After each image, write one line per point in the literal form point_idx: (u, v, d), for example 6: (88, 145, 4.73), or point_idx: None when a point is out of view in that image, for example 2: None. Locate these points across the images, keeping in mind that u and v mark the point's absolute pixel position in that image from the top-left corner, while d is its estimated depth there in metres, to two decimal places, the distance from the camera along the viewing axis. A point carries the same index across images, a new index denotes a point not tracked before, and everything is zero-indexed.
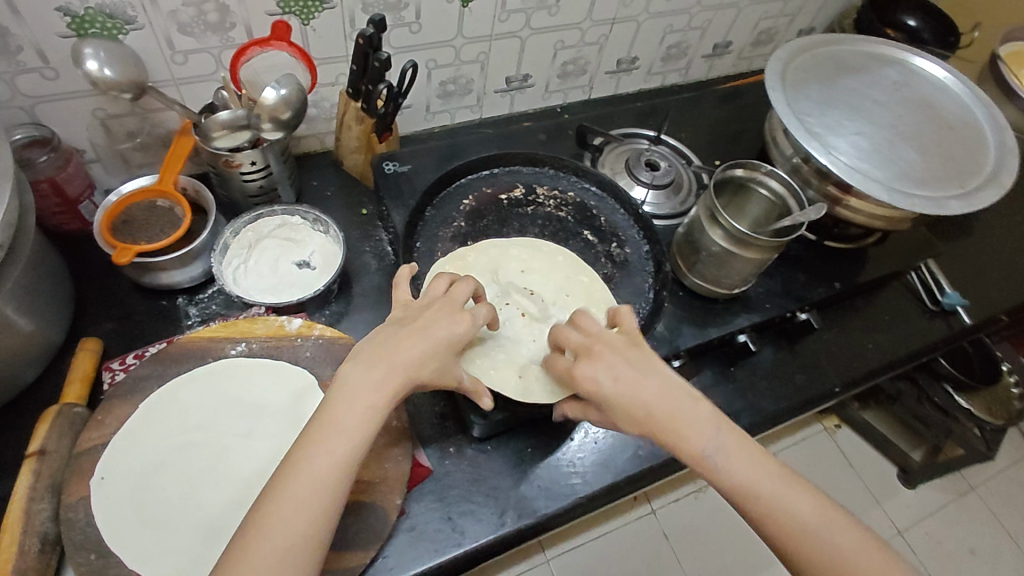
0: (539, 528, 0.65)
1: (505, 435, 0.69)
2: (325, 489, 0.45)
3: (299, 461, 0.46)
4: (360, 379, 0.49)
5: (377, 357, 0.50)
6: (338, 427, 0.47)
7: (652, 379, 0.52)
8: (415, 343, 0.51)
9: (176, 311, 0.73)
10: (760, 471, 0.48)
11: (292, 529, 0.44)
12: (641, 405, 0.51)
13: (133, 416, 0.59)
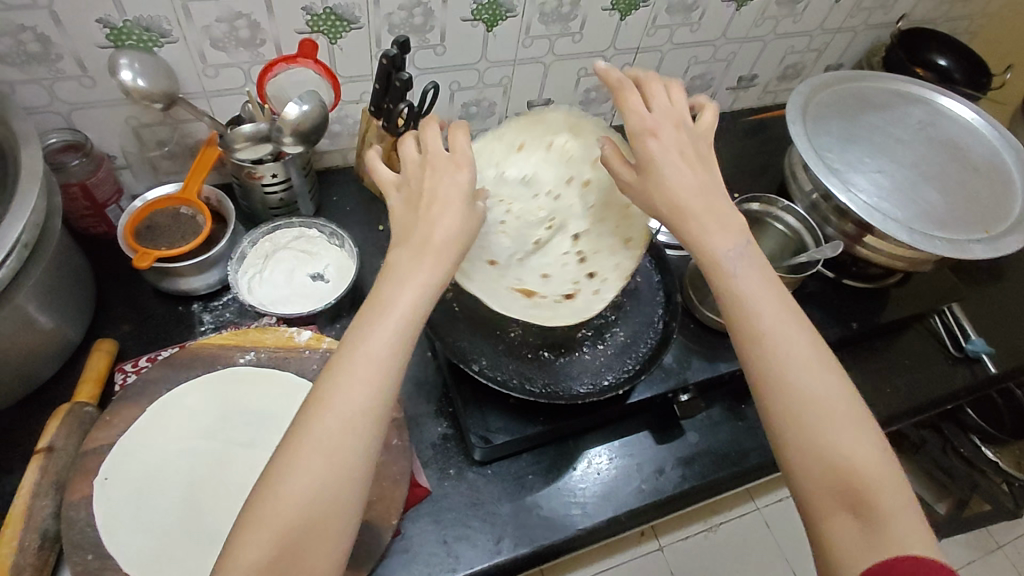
0: (536, 557, 0.64)
1: (506, 459, 0.69)
2: (379, 387, 0.44)
3: (346, 362, 0.45)
4: (405, 276, 0.48)
5: (415, 236, 0.50)
6: (384, 330, 0.46)
7: (704, 218, 0.52)
8: (442, 219, 0.50)
9: (191, 317, 0.74)
10: (796, 341, 0.47)
11: (355, 396, 0.44)
12: (685, 207, 0.52)
13: (140, 418, 0.60)
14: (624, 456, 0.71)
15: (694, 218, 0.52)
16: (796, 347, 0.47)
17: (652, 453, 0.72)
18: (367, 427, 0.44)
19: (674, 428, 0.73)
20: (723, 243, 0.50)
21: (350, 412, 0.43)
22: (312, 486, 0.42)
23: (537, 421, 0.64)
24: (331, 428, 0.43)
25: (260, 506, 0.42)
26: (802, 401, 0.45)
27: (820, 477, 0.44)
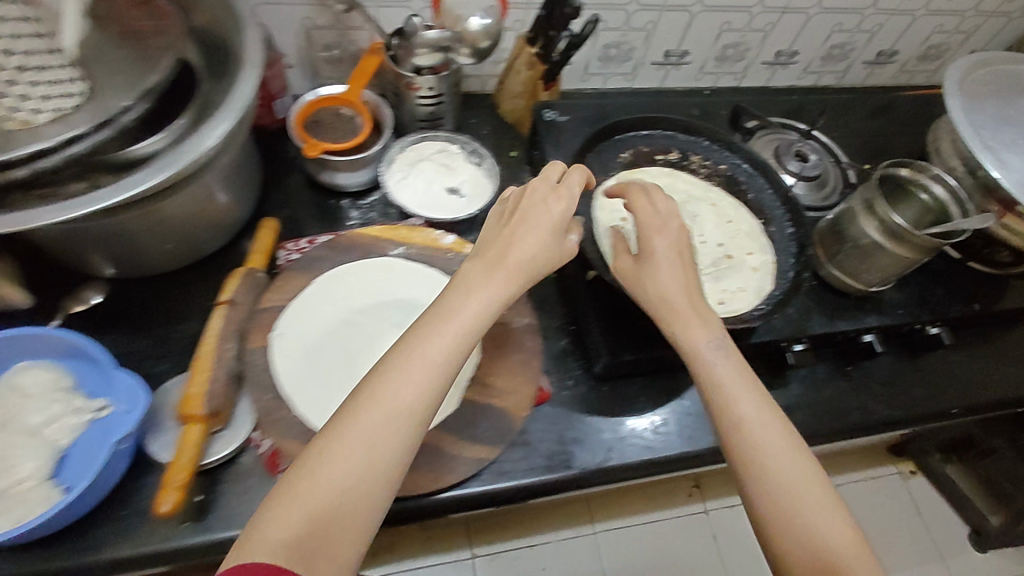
0: (643, 470, 0.69)
1: (621, 379, 0.73)
2: (426, 389, 0.48)
3: (408, 363, 0.48)
4: (472, 285, 0.53)
5: (497, 257, 0.54)
6: (446, 340, 0.50)
7: (682, 299, 0.57)
8: (528, 236, 0.56)
9: (340, 211, 0.81)
10: (771, 427, 0.52)
11: (399, 397, 0.47)
12: (677, 308, 0.57)
13: (309, 287, 0.67)
14: None
15: (678, 313, 0.57)
16: (769, 433, 0.51)
17: None
18: (411, 424, 0.47)
19: (782, 378, 0.76)
20: (702, 334, 0.56)
21: (398, 405, 0.47)
22: (356, 481, 0.45)
23: (660, 344, 0.68)
24: (377, 417, 0.46)
25: (298, 485, 0.44)
26: (779, 485, 0.49)
27: (800, 554, 0.47)
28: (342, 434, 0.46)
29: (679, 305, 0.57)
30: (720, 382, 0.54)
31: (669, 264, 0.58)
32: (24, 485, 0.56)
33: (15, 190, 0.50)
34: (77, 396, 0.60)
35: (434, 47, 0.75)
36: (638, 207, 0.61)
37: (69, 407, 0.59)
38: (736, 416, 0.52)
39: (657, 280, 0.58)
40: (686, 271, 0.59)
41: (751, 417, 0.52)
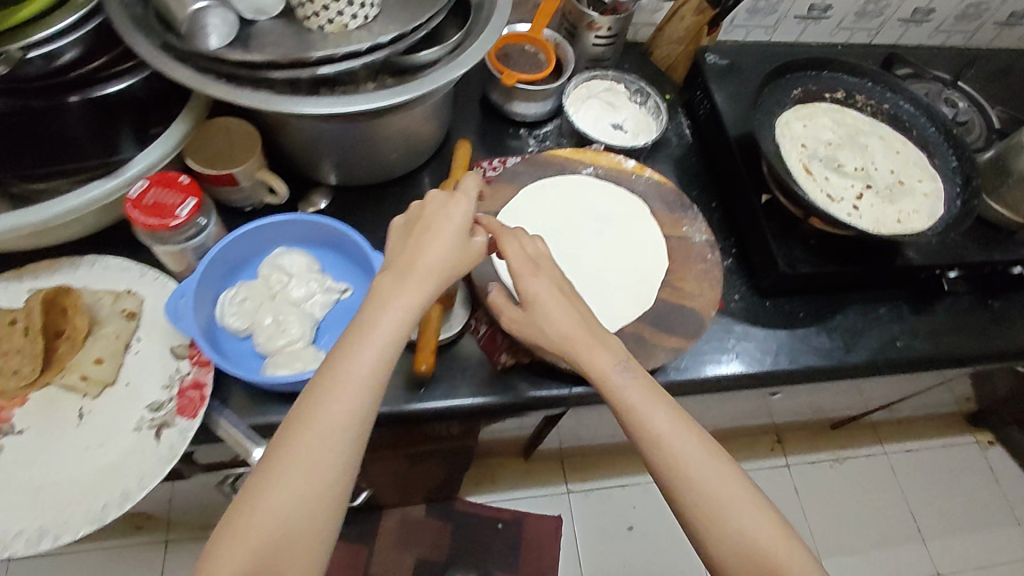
0: (803, 375, 0.77)
1: (781, 297, 0.81)
2: (355, 406, 0.50)
3: (330, 383, 0.50)
4: (386, 297, 0.54)
5: (406, 268, 0.55)
6: (353, 359, 0.51)
7: (581, 330, 0.59)
8: (426, 248, 0.56)
9: (519, 139, 0.89)
10: (685, 439, 0.54)
11: (330, 420, 0.49)
12: (574, 339, 0.58)
13: (516, 197, 0.75)
14: (880, 317, 0.81)
15: (583, 343, 0.58)
16: (686, 445, 0.54)
17: (911, 321, 0.81)
18: (350, 437, 0.49)
19: (927, 305, 0.83)
20: (606, 360, 0.58)
21: (331, 426, 0.49)
22: (297, 505, 0.47)
23: (829, 263, 0.74)
24: (310, 442, 0.48)
25: (239, 523, 0.47)
26: (700, 496, 0.52)
27: (733, 554, 0.51)
28: (272, 470, 0.48)
29: (580, 338, 0.59)
30: (632, 406, 0.55)
31: (549, 297, 0.60)
32: (297, 344, 0.66)
33: (304, 81, 0.59)
34: (325, 276, 0.70)
35: None
36: (510, 251, 0.61)
37: (322, 285, 0.69)
38: (651, 434, 0.54)
39: (546, 317, 0.59)
40: (570, 301, 0.61)
41: (670, 435, 0.54)
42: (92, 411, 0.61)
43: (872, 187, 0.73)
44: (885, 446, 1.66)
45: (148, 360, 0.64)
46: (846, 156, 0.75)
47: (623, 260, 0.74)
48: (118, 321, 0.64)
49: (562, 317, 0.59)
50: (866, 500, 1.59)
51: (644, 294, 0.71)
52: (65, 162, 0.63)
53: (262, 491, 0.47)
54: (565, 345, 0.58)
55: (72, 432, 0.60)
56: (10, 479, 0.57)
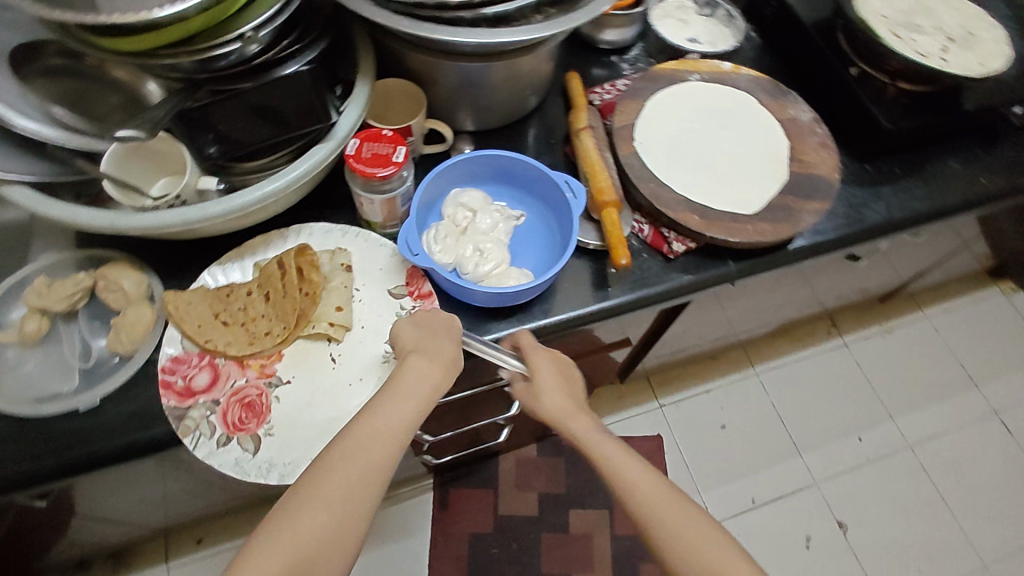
0: (911, 222, 0.88)
1: (878, 160, 0.91)
2: (386, 454, 0.55)
3: (359, 437, 0.55)
4: (417, 358, 0.61)
5: (427, 336, 0.64)
6: (375, 419, 0.57)
7: (570, 406, 0.66)
8: (445, 331, 0.64)
9: (613, 65, 0.96)
10: (658, 489, 0.59)
11: (362, 465, 0.54)
12: (563, 410, 0.66)
13: (644, 108, 0.82)
14: (961, 164, 0.93)
15: (569, 410, 0.66)
16: (639, 499, 0.58)
17: (985, 160, 0.94)
18: (374, 486, 0.54)
19: (995, 146, 0.95)
20: (586, 427, 0.65)
21: (362, 469, 0.54)
22: (318, 540, 0.51)
23: (924, 116, 0.85)
24: (343, 477, 0.53)
25: (262, 545, 0.50)
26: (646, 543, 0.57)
27: None
28: (295, 506, 0.52)
29: (568, 409, 0.67)
30: (609, 464, 0.61)
31: (549, 373, 0.67)
32: (500, 266, 0.72)
33: (484, 20, 0.65)
34: (501, 206, 0.76)
35: None
36: (523, 339, 0.70)
37: (503, 213, 0.75)
38: (624, 484, 0.59)
39: (544, 394, 0.67)
40: (564, 385, 0.67)
41: (644, 486, 0.58)
42: (342, 355, 0.67)
43: (953, 39, 0.84)
44: (926, 311, 1.81)
45: (374, 303, 0.69)
46: (920, 21, 0.87)
47: (752, 147, 0.82)
48: (340, 274, 0.69)
49: (550, 398, 0.67)
50: (922, 362, 1.73)
51: (779, 169, 0.80)
52: (292, 129, 0.66)
53: (292, 519, 0.51)
54: (554, 418, 0.66)
55: (331, 375, 0.66)
56: (295, 422, 0.64)
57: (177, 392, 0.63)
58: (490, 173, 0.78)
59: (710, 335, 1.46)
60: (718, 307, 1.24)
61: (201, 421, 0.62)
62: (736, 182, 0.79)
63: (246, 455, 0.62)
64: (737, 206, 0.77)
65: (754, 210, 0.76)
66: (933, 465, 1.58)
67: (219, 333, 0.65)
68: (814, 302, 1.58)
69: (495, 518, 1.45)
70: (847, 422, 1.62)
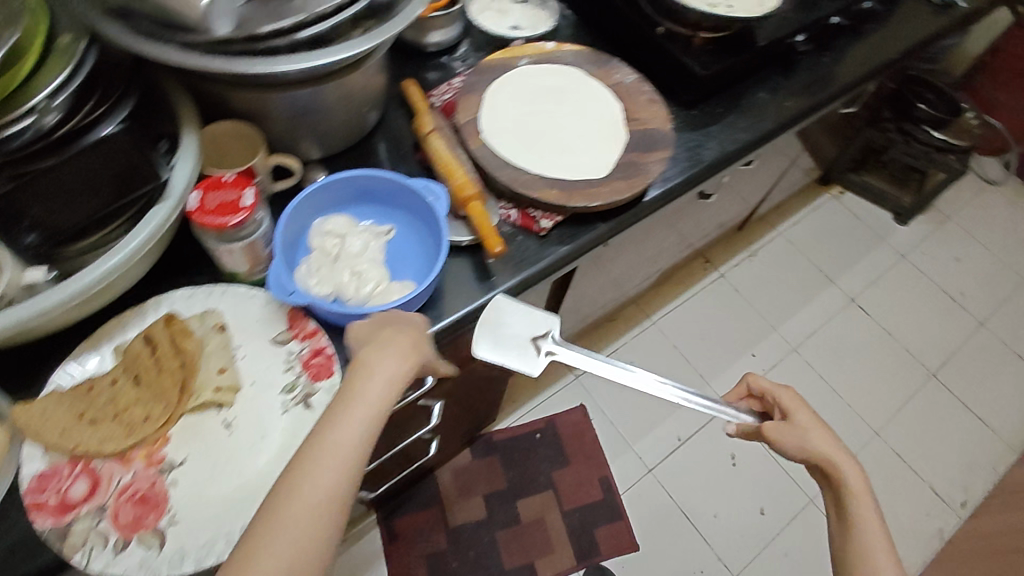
0: (741, 153, 0.98)
1: (700, 105, 1.00)
2: (344, 470, 0.51)
3: (311, 460, 0.51)
4: (370, 363, 0.57)
5: (377, 338, 0.60)
6: (332, 431, 0.53)
7: (835, 447, 0.78)
8: (392, 330, 0.62)
9: (445, 66, 0.98)
10: (885, 555, 0.70)
11: (322, 486, 0.50)
12: (820, 451, 0.78)
13: (483, 99, 0.85)
14: (768, 94, 1.05)
15: (831, 455, 0.78)
16: (863, 514, 0.73)
17: (785, 87, 1.06)
18: (331, 511, 0.50)
19: (790, 73, 1.08)
20: (851, 470, 0.76)
21: (324, 491, 0.50)
22: (277, 574, 0.47)
23: (727, 59, 0.95)
24: (306, 501, 0.50)
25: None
26: (865, 552, 0.70)
27: None
28: (256, 539, 0.49)
29: (828, 451, 0.78)
30: (857, 504, 0.74)
31: (806, 411, 0.84)
32: (381, 285, 0.72)
33: (301, 47, 0.64)
34: (369, 226, 0.76)
35: None
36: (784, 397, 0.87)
37: (372, 232, 0.75)
38: (865, 540, 0.71)
39: (811, 433, 0.80)
40: (825, 426, 0.82)
41: (877, 548, 0.70)
42: (237, 419, 0.63)
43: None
44: (779, 228, 2.03)
45: (260, 356, 0.66)
46: None
47: (590, 115, 0.87)
48: (213, 335, 0.65)
49: (817, 429, 0.81)
50: (787, 274, 1.93)
51: (618, 131, 0.85)
52: (117, 198, 0.61)
53: (257, 553, 0.48)
54: (816, 457, 0.78)
55: (228, 440, 0.62)
56: (198, 502, 0.59)
57: (52, 509, 0.56)
58: (352, 195, 0.77)
59: (605, 298, 1.55)
60: (603, 270, 1.31)
61: (88, 534, 0.55)
62: (583, 151, 0.83)
63: (152, 551, 0.56)
64: (589, 172, 0.81)
65: (606, 172, 0.81)
66: (816, 360, 1.78)
67: (86, 433, 0.58)
68: (685, 244, 1.72)
69: (448, 531, 1.44)
70: (740, 344, 1.78)
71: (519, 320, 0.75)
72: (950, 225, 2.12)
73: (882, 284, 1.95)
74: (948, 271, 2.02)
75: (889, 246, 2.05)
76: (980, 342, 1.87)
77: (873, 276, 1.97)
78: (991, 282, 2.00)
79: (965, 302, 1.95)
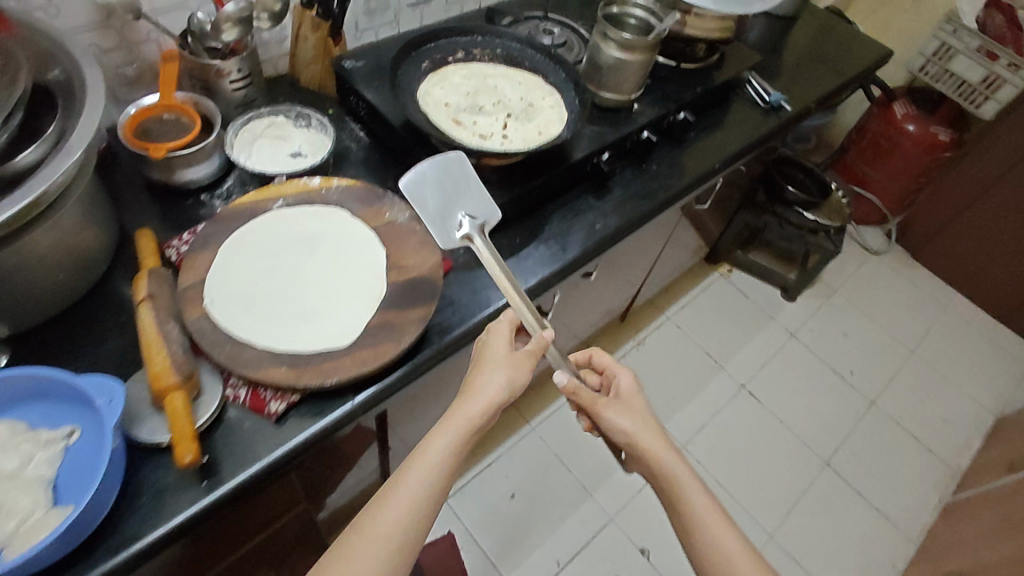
0: (544, 287, 0.88)
1: (497, 234, 0.91)
2: (407, 516, 0.62)
3: (388, 503, 0.62)
4: (441, 424, 0.67)
5: (466, 391, 0.70)
6: (424, 465, 0.65)
7: (649, 431, 0.78)
8: (474, 375, 0.72)
9: (203, 205, 0.86)
10: (713, 517, 0.72)
11: (389, 525, 0.61)
12: (637, 434, 0.78)
13: (216, 257, 0.73)
14: (580, 214, 0.96)
15: (648, 440, 0.78)
16: (695, 494, 0.73)
17: (598, 205, 0.98)
18: (396, 551, 0.61)
19: (605, 190, 1.00)
20: (668, 452, 0.77)
21: (388, 530, 0.61)
22: None
23: (513, 190, 0.85)
24: (374, 540, 0.60)
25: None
26: (693, 525, 0.72)
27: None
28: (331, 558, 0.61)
29: (646, 433, 0.78)
30: (676, 476, 0.75)
31: (638, 396, 0.83)
32: (35, 516, 0.56)
33: None
34: (40, 430, 0.61)
35: (235, 21, 0.81)
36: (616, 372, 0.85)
37: (38, 440, 0.60)
38: (685, 504, 0.73)
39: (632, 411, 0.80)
40: (648, 411, 0.81)
41: (700, 516, 0.72)
42: None
43: (511, 114, 0.86)
44: (667, 313, 1.98)
45: None
46: (483, 100, 0.88)
47: (346, 267, 0.76)
48: None
49: (646, 420, 0.80)
50: (676, 362, 1.86)
51: (377, 285, 0.75)
52: None
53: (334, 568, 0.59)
54: (632, 439, 0.78)
55: None
56: None
57: None
58: (24, 394, 0.63)
59: None
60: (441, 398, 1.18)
61: None
62: (329, 314, 0.72)
63: None
64: (331, 342, 0.69)
65: (351, 341, 0.70)
66: (707, 456, 1.68)
67: None
68: (561, 344, 1.62)
69: None
70: None
71: (450, 195, 0.76)
72: (836, 299, 2.11)
73: (771, 366, 1.91)
74: (837, 347, 1.99)
75: (778, 325, 2.02)
76: (872, 423, 1.82)
77: (763, 358, 1.93)
78: (879, 356, 1.99)
79: (856, 380, 1.91)
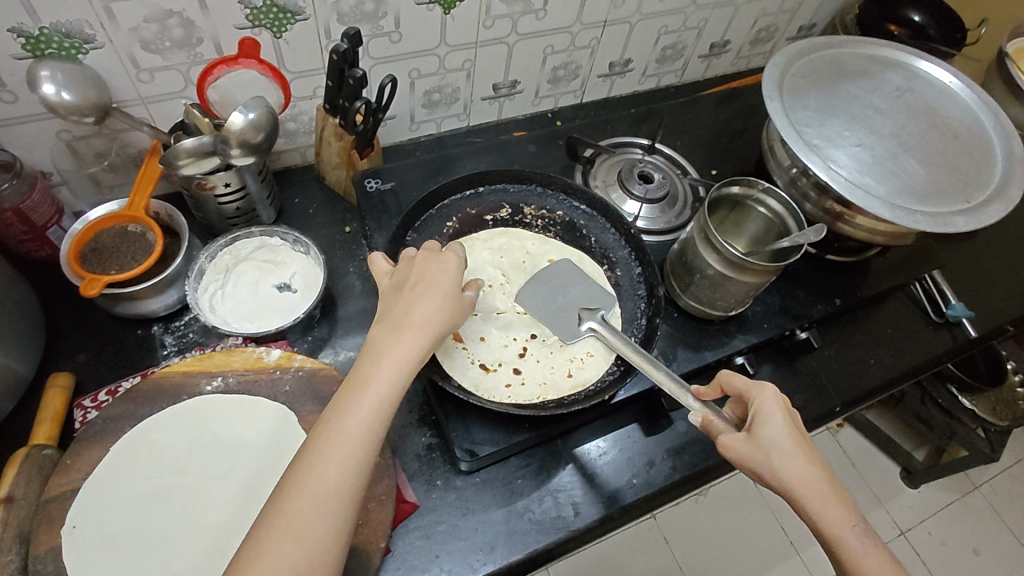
0: (531, 562, 0.64)
1: (492, 465, 0.68)
2: (352, 467, 0.44)
3: (320, 449, 0.44)
4: (378, 352, 0.48)
5: (401, 317, 0.50)
6: (364, 401, 0.46)
7: (812, 479, 0.48)
8: (407, 292, 0.52)
9: (150, 342, 0.70)
10: None
11: (328, 482, 0.43)
12: (791, 488, 0.48)
13: (104, 460, 0.58)
14: (614, 452, 0.71)
15: (804, 490, 0.47)
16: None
17: (641, 446, 0.72)
18: (340, 509, 0.43)
19: (662, 420, 0.74)
20: (841, 518, 0.46)
21: (332, 487, 0.43)
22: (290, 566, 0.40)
23: (512, 432, 0.63)
24: (308, 503, 0.42)
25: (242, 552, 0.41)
26: None
27: None
28: (260, 531, 0.42)
29: (810, 484, 0.47)
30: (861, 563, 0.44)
31: (801, 432, 0.51)
32: None
33: None
34: None
35: (200, 154, 0.63)
36: (755, 395, 0.53)
37: None
38: None
39: (784, 454, 0.49)
40: (814, 451, 0.50)
41: None
42: None
43: (535, 336, 0.69)
44: None
45: None
46: (504, 304, 0.71)
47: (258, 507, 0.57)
48: None
49: (795, 457, 0.49)
50: (743, 534, 1.38)
51: None
52: None
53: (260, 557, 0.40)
54: (787, 491, 0.48)
55: None
56: None
57: None
58: None
59: None
60: None
61: None
62: None
63: None
64: None
65: None
66: None
67: None
68: None
69: None
70: None
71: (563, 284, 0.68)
72: (975, 497, 1.65)
73: None
74: (959, 567, 1.55)
75: (887, 516, 1.60)
76: None
77: None
78: None
79: None
